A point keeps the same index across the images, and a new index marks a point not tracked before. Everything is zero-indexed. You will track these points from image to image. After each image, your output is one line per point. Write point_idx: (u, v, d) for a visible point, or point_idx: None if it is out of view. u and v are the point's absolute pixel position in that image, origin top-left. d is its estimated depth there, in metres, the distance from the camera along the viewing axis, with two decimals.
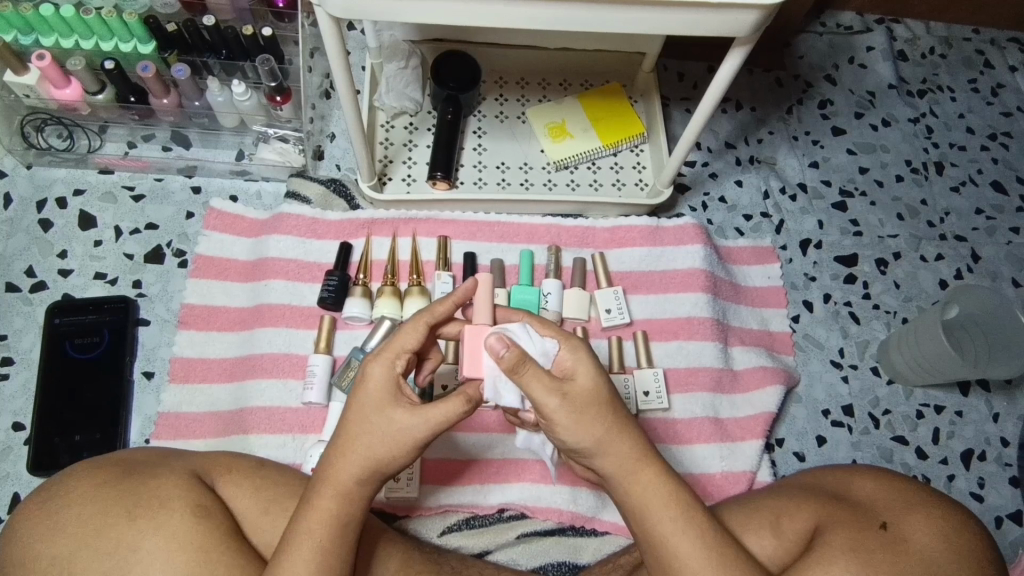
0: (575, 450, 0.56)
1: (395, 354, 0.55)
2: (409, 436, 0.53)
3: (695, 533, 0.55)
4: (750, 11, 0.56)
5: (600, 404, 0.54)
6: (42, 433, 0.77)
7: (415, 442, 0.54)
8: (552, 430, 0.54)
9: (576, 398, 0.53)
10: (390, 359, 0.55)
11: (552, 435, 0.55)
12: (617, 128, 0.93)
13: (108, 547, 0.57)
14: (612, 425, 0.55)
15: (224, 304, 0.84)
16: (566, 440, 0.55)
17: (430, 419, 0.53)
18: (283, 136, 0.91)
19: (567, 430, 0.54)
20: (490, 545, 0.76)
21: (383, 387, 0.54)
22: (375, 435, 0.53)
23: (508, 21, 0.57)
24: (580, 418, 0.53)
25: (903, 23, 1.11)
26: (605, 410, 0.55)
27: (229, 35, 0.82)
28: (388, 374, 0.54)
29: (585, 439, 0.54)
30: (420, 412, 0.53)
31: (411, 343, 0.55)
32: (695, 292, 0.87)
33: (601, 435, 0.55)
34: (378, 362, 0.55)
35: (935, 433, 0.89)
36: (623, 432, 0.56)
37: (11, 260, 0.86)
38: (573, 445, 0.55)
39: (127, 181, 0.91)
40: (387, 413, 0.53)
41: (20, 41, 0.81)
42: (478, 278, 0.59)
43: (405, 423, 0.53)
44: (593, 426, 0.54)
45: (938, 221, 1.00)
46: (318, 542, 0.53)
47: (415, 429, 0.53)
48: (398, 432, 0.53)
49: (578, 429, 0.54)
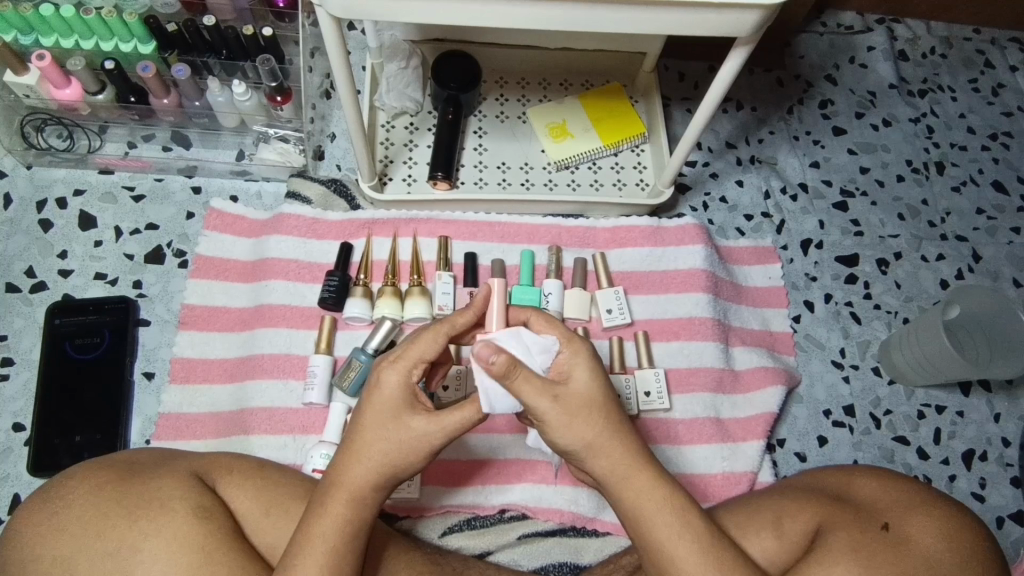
0: (568, 453, 0.56)
1: (412, 361, 0.55)
2: (424, 443, 0.54)
3: (691, 537, 0.55)
4: (751, 11, 0.56)
5: (595, 406, 0.54)
6: (43, 434, 0.77)
7: (429, 449, 0.54)
8: (543, 431, 0.55)
9: (569, 399, 0.53)
10: (407, 367, 0.55)
11: (545, 436, 0.56)
12: (617, 129, 0.93)
13: (110, 548, 0.56)
14: (604, 429, 0.55)
15: (224, 304, 0.84)
16: (558, 442, 0.55)
17: (446, 426, 0.54)
18: (283, 136, 0.91)
19: (558, 431, 0.54)
20: (491, 545, 0.76)
21: (399, 394, 0.55)
22: (390, 441, 0.54)
23: (509, 21, 0.57)
24: (571, 421, 0.53)
25: (903, 23, 1.11)
26: (598, 414, 0.55)
27: (229, 35, 0.82)
28: (403, 382, 0.55)
29: (576, 441, 0.54)
30: (436, 419, 0.54)
31: (429, 352, 0.55)
32: (696, 292, 0.87)
33: (593, 438, 0.55)
34: (394, 369, 0.55)
35: (936, 433, 0.88)
36: (617, 436, 0.56)
37: (11, 261, 0.86)
38: (565, 447, 0.55)
39: (127, 181, 0.91)
40: (402, 420, 0.54)
41: (20, 41, 0.81)
42: (490, 284, 0.58)
43: (421, 430, 0.54)
44: (584, 428, 0.54)
45: (938, 221, 1.00)
46: (329, 545, 0.53)
47: (430, 435, 0.54)
48: (413, 439, 0.54)
49: (569, 431, 0.54)
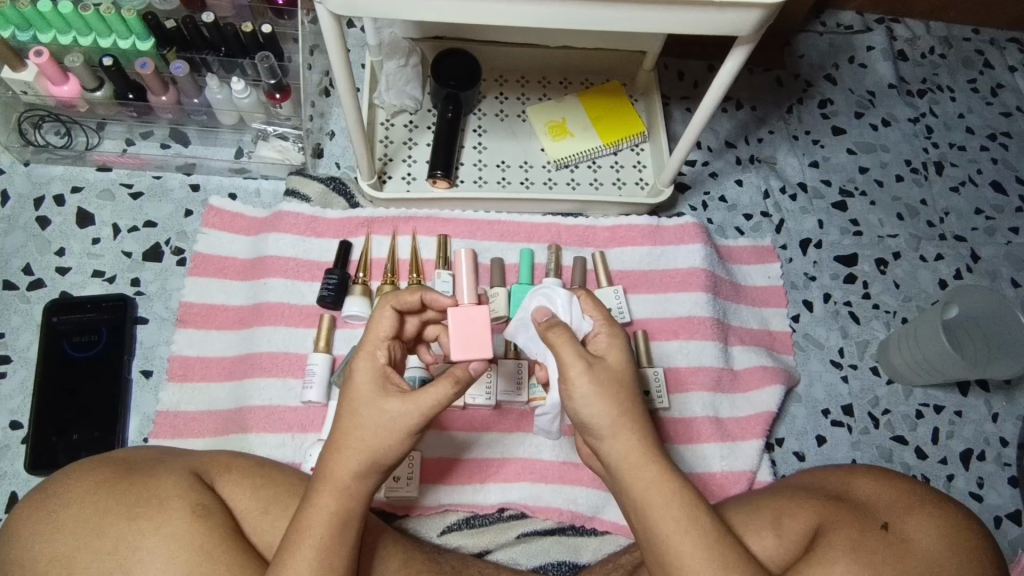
0: (587, 430, 0.58)
1: (373, 344, 0.56)
2: (403, 424, 0.53)
3: (697, 533, 0.55)
4: (752, 11, 0.56)
5: (622, 387, 0.57)
6: (40, 432, 0.77)
7: (409, 430, 0.53)
8: (569, 399, 0.57)
9: (602, 372, 0.56)
10: (371, 352, 0.56)
11: (570, 408, 0.57)
12: (617, 128, 0.92)
13: (108, 547, 0.56)
14: (628, 410, 0.57)
15: (222, 303, 0.84)
16: (581, 414, 0.57)
17: (418, 402, 0.53)
18: (282, 134, 0.91)
19: (584, 402, 0.56)
20: (490, 545, 0.76)
21: (371, 381, 0.55)
22: (367, 427, 0.54)
23: (510, 19, 0.57)
24: (600, 393, 0.56)
25: (903, 23, 1.11)
26: (624, 395, 0.57)
27: (229, 33, 0.82)
28: (374, 368, 0.55)
29: (599, 417, 0.56)
30: (410, 399, 0.53)
31: (386, 329, 0.57)
32: (696, 292, 0.87)
33: (615, 417, 0.56)
34: (362, 356, 0.56)
35: (934, 432, 0.89)
36: (637, 421, 0.57)
37: (8, 259, 0.86)
38: (586, 421, 0.57)
39: (125, 178, 0.91)
40: (377, 404, 0.54)
41: (18, 37, 0.80)
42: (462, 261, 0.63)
43: (395, 412, 0.53)
44: (608, 404, 0.56)
45: (937, 221, 1.00)
46: (319, 540, 0.53)
47: (408, 415, 0.53)
48: (390, 421, 0.53)
49: (594, 403, 0.56)
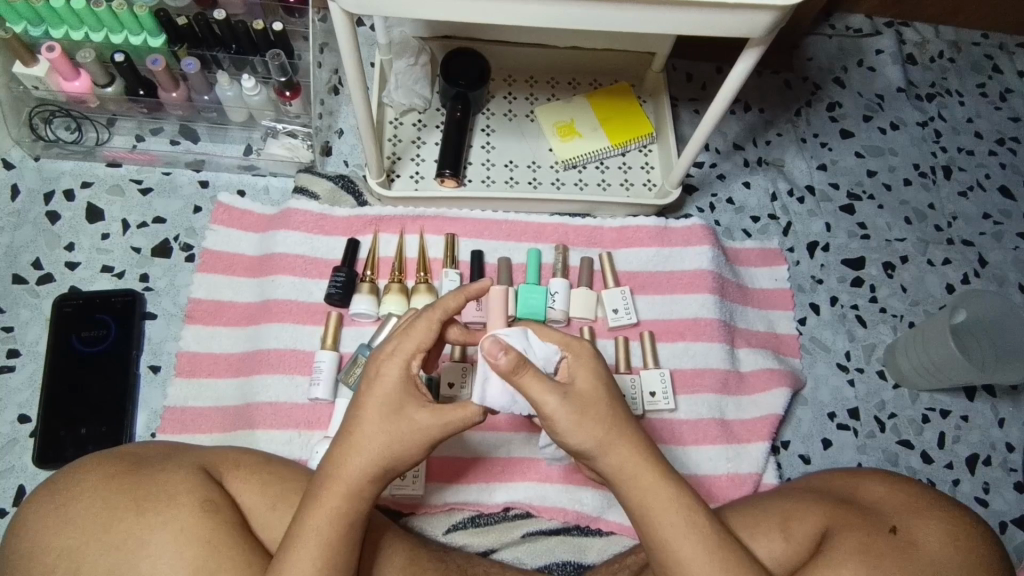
0: (578, 453, 0.56)
1: (408, 353, 0.55)
2: (425, 436, 0.54)
3: (697, 537, 0.56)
4: (766, 12, 0.56)
5: (601, 403, 0.55)
6: (49, 425, 0.77)
7: (429, 441, 0.54)
8: (553, 432, 0.55)
9: (577, 398, 0.54)
10: (404, 358, 0.55)
11: (555, 438, 0.56)
12: (625, 128, 0.93)
13: (116, 541, 0.56)
14: (612, 424, 0.55)
15: (231, 299, 0.84)
16: (568, 443, 0.55)
17: (447, 421, 0.54)
18: (292, 132, 0.91)
19: (567, 433, 0.54)
20: (495, 544, 0.76)
21: (399, 388, 0.54)
22: (388, 433, 0.54)
23: (521, 19, 0.57)
24: (581, 420, 0.54)
25: (913, 27, 1.11)
26: (605, 411, 0.55)
27: (239, 29, 0.82)
28: (404, 375, 0.54)
29: (588, 441, 0.54)
30: (438, 413, 0.54)
31: (426, 340, 0.55)
32: (703, 293, 0.87)
33: (603, 436, 0.55)
34: (392, 362, 0.55)
35: (941, 437, 0.88)
36: (626, 433, 0.56)
37: (18, 252, 0.86)
38: (573, 446, 0.55)
39: (134, 174, 0.91)
40: (404, 412, 0.54)
41: (30, 32, 0.81)
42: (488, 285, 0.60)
43: (422, 423, 0.54)
44: (594, 426, 0.54)
45: (945, 226, 0.99)
46: (325, 540, 0.53)
47: (434, 428, 0.54)
48: (414, 431, 0.54)
49: (579, 431, 0.54)
